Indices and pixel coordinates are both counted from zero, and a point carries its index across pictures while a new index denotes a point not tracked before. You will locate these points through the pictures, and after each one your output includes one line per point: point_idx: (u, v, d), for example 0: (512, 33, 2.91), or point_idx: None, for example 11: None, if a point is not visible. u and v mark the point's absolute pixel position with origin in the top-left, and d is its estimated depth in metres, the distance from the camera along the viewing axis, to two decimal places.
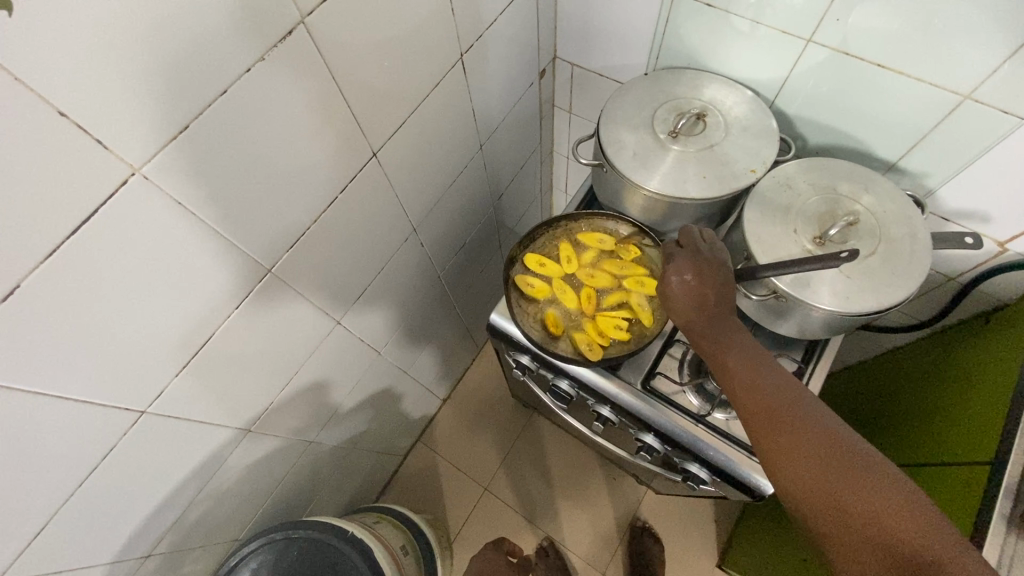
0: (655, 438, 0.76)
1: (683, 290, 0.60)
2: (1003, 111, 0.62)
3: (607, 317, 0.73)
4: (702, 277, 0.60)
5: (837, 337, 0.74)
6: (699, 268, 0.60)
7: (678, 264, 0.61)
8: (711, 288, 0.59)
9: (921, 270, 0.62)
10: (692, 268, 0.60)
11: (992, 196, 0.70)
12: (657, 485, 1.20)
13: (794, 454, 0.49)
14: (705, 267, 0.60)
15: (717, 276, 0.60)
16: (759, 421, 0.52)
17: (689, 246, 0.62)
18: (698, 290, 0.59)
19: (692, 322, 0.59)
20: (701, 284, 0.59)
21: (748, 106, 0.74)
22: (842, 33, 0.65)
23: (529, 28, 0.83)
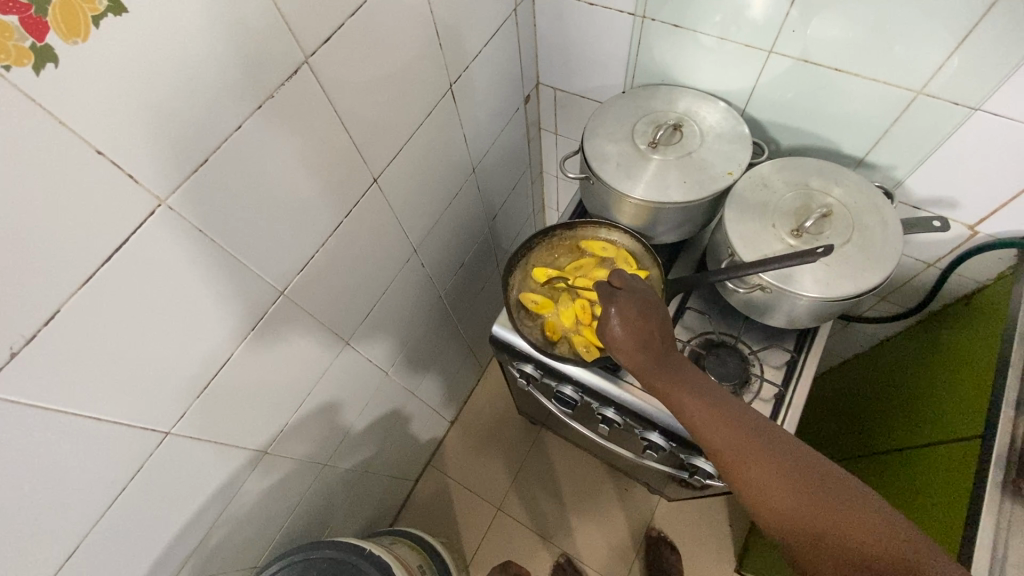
0: (660, 436, 0.78)
1: (632, 335, 0.63)
2: (954, 103, 0.67)
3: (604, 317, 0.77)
4: (642, 316, 0.63)
5: (824, 326, 0.77)
6: (640, 305, 0.64)
7: (623, 308, 0.64)
8: (654, 326, 0.63)
9: (895, 254, 0.65)
10: (634, 310, 0.63)
11: (956, 184, 0.75)
12: (667, 491, 1.21)
13: (753, 477, 0.53)
14: (643, 307, 0.64)
15: (656, 315, 0.64)
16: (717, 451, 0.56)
17: (625, 289, 0.66)
18: (643, 333, 0.62)
19: (642, 363, 0.63)
20: (642, 323, 0.63)
21: (722, 115, 0.79)
22: (799, 42, 0.71)
23: (512, 57, 0.89)
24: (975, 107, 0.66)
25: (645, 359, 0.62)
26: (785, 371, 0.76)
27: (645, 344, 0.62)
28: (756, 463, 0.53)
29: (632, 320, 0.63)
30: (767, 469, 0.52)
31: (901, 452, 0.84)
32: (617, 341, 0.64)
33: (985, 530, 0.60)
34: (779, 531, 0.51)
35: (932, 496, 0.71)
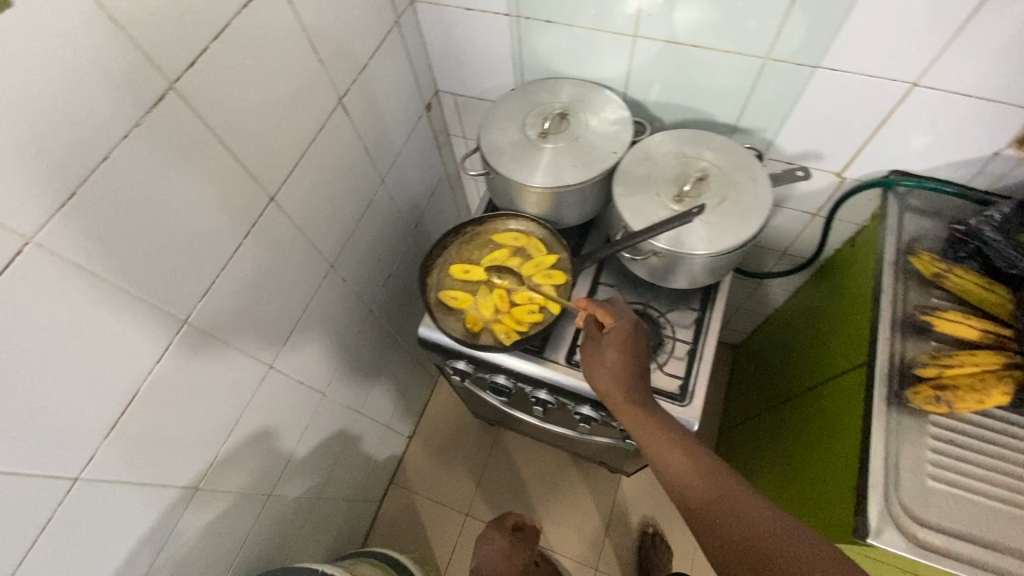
0: (591, 408, 0.81)
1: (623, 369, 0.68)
2: (797, 64, 0.74)
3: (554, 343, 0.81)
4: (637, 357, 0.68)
5: (724, 282, 0.83)
6: (636, 348, 0.68)
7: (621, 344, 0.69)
8: (645, 371, 0.68)
9: (765, 205, 0.71)
10: (632, 348, 0.68)
11: (818, 137, 0.82)
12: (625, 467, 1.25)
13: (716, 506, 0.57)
14: (638, 350, 0.68)
15: (649, 363, 0.68)
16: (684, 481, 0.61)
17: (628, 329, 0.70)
18: (634, 372, 0.68)
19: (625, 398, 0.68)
20: (636, 363, 0.68)
21: (604, 100, 0.84)
22: (658, 25, 0.77)
23: (404, 67, 0.92)
24: (815, 65, 0.73)
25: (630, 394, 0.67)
26: (695, 329, 0.82)
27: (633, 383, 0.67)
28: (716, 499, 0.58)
29: (625, 358, 0.68)
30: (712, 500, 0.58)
31: (812, 389, 0.91)
32: (604, 374, 0.69)
33: (877, 441, 0.65)
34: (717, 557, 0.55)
35: (835, 422, 0.77)
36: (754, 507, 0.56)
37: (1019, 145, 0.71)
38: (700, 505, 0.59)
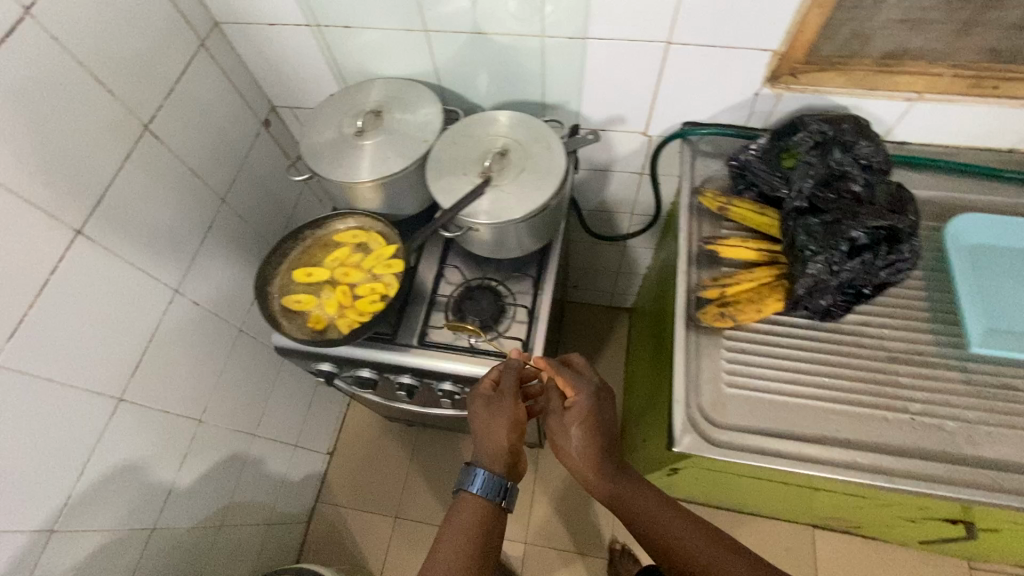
0: (449, 383, 0.86)
1: (584, 441, 0.70)
2: (567, 38, 0.81)
3: (500, 369, 0.76)
4: (591, 424, 0.71)
5: (555, 248, 0.91)
6: (590, 416, 0.71)
7: (574, 420, 0.71)
8: (601, 435, 0.71)
9: (559, 171, 0.78)
10: (584, 420, 0.71)
11: (613, 102, 0.90)
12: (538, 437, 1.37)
13: (677, 542, 0.66)
14: (592, 418, 0.71)
15: (604, 421, 0.72)
16: (653, 529, 0.67)
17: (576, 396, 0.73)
18: (593, 441, 0.70)
19: (589, 465, 0.71)
20: (592, 433, 0.70)
21: (415, 93, 0.89)
22: (441, 18, 0.82)
23: (223, 88, 0.94)
24: (582, 37, 0.80)
25: (594, 462, 0.71)
26: (534, 295, 0.90)
27: (596, 451, 0.70)
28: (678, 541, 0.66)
29: (584, 428, 0.71)
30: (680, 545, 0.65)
31: (661, 331, 0.99)
32: (571, 444, 0.70)
33: (680, 362, 0.73)
34: None
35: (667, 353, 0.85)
36: (713, 542, 0.65)
37: (771, 84, 0.81)
38: (661, 543, 0.67)
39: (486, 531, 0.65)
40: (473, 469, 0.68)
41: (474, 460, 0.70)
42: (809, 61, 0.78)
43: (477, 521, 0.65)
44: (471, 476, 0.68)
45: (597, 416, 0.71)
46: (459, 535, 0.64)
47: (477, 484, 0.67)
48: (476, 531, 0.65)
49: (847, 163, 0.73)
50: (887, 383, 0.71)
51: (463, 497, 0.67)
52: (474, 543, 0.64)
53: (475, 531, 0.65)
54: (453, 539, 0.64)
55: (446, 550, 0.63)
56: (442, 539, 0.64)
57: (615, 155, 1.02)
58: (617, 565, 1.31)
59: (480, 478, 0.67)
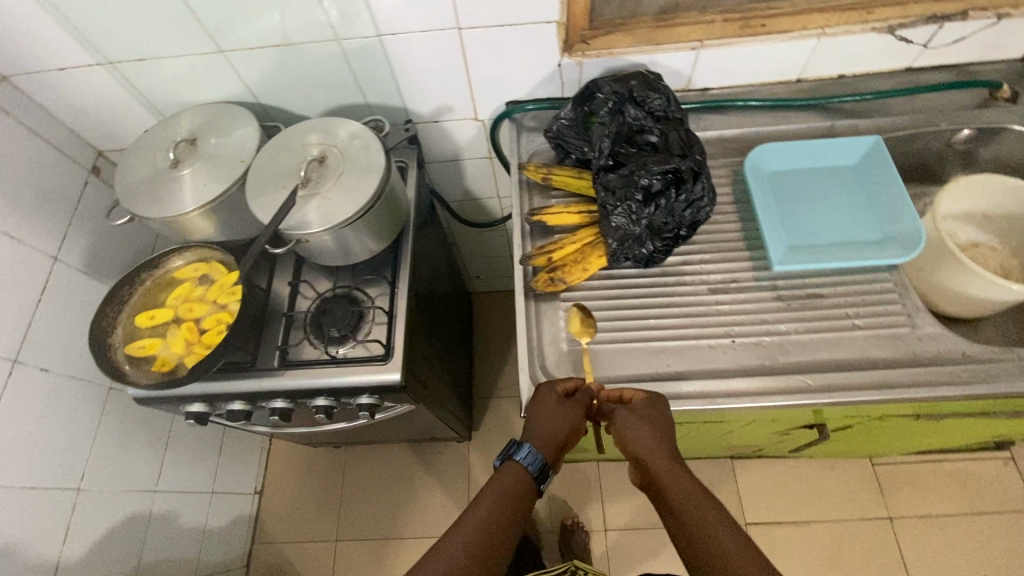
0: (322, 398, 0.85)
1: (644, 432, 0.65)
2: (363, 38, 0.83)
3: (567, 379, 0.71)
4: (654, 422, 0.66)
5: (406, 245, 0.92)
6: (657, 413, 0.66)
7: (644, 415, 0.66)
8: (665, 435, 0.65)
9: (378, 167, 0.79)
10: (648, 416, 0.66)
11: (433, 93, 0.92)
12: (469, 424, 1.44)
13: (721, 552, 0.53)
14: (657, 417, 0.66)
15: (666, 427, 0.66)
16: (698, 534, 0.56)
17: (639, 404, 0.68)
18: (658, 435, 0.65)
19: (644, 455, 0.64)
20: (654, 425, 0.65)
21: (230, 115, 0.88)
22: (235, 38, 0.82)
23: (29, 143, 0.89)
24: (377, 35, 0.82)
25: (651, 453, 0.64)
26: (393, 295, 0.89)
27: (656, 442, 0.64)
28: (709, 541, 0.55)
29: (647, 421, 0.66)
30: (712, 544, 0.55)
31: None
32: (636, 436, 0.65)
33: (522, 332, 0.75)
34: None
35: None
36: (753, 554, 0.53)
37: (568, 54, 0.84)
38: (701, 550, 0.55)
39: (512, 510, 0.61)
40: (522, 442, 0.66)
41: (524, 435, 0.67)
42: (595, 27, 0.82)
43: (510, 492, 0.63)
44: (519, 448, 0.65)
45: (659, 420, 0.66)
46: (495, 501, 0.62)
47: (526, 457, 0.65)
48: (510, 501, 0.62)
49: (642, 118, 0.78)
50: (708, 312, 0.76)
51: (507, 464, 0.65)
52: (505, 513, 0.61)
53: (509, 501, 0.62)
54: (489, 503, 0.61)
55: (479, 511, 0.60)
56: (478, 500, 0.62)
57: (458, 144, 1.04)
58: (572, 543, 1.28)
59: (532, 454, 0.65)
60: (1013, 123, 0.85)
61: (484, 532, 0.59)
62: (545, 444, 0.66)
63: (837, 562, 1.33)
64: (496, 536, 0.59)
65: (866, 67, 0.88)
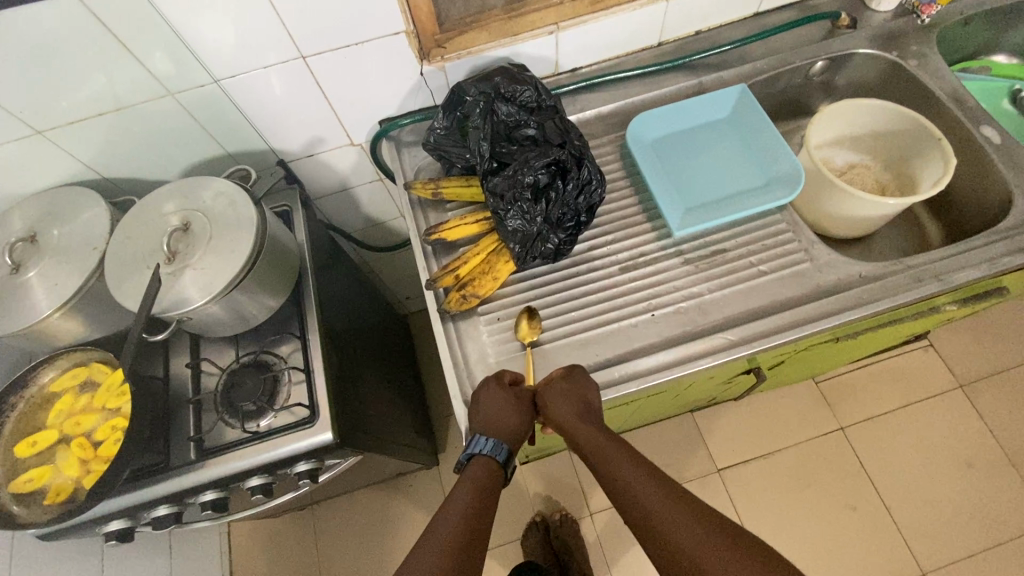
0: (257, 477, 0.77)
1: (568, 404, 0.64)
2: (200, 86, 0.76)
3: (506, 370, 0.69)
4: (576, 394, 0.65)
5: (309, 294, 0.86)
6: (578, 384, 0.66)
7: (567, 388, 0.66)
8: (591, 406, 0.64)
9: (251, 221, 0.73)
10: (570, 387, 0.66)
11: (298, 129, 0.87)
12: (433, 451, 1.39)
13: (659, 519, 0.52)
14: (579, 386, 0.66)
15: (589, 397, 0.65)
16: (632, 503, 0.55)
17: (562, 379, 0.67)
18: (581, 407, 0.64)
19: (571, 426, 0.63)
20: (577, 395, 0.65)
21: (72, 200, 0.78)
22: (52, 114, 0.73)
23: None
24: (217, 79, 0.76)
25: (577, 423, 0.63)
26: (306, 349, 0.83)
27: (580, 413, 0.63)
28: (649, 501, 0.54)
29: (570, 394, 0.65)
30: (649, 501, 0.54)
31: None
32: (560, 410, 0.64)
33: (446, 357, 0.72)
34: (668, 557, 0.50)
35: None
36: (687, 508, 0.52)
37: (427, 62, 0.81)
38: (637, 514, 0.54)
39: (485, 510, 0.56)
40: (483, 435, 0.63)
41: (476, 430, 0.64)
42: (447, 29, 0.79)
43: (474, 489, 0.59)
44: (474, 442, 0.62)
45: (584, 392, 0.65)
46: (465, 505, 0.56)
47: (487, 446, 0.62)
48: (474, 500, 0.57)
49: (516, 114, 0.76)
50: (623, 293, 0.75)
51: (471, 461, 0.62)
52: (476, 516, 0.56)
53: (474, 500, 0.57)
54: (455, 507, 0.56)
55: (448, 518, 0.55)
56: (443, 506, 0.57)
57: (341, 174, 0.98)
58: (564, 537, 1.26)
59: (492, 443, 0.62)
60: (859, 47, 0.89)
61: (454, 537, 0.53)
62: (499, 432, 0.63)
63: (806, 483, 1.40)
64: (467, 539, 0.53)
65: (719, 19, 0.90)
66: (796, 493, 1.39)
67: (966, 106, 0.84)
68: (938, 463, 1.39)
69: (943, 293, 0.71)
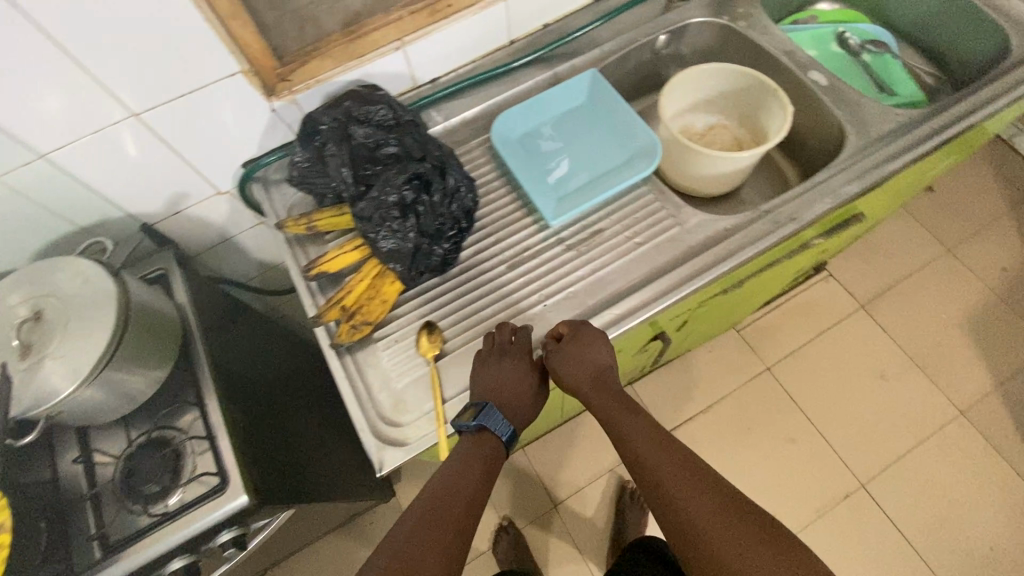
0: (177, 559, 0.73)
1: (576, 372, 0.68)
2: (25, 165, 0.71)
3: (506, 326, 0.71)
4: (584, 360, 0.68)
5: (200, 354, 0.82)
6: (587, 349, 0.68)
7: (575, 355, 0.68)
8: (603, 375, 0.69)
9: (111, 295, 0.69)
10: (574, 352, 0.68)
11: (154, 188, 0.82)
12: (388, 483, 1.35)
13: (670, 492, 0.59)
14: (586, 350, 0.68)
15: (601, 361, 0.68)
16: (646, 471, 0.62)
17: (567, 343, 0.69)
18: (594, 375, 0.68)
19: (589, 396, 0.69)
20: (585, 364, 0.68)
21: None
22: None
23: None
24: (44, 154, 0.71)
25: (593, 394, 0.69)
26: (206, 413, 0.79)
27: (593, 381, 0.68)
28: (663, 472, 0.61)
29: (576, 364, 0.68)
30: (663, 471, 0.61)
31: None
32: (572, 377, 0.68)
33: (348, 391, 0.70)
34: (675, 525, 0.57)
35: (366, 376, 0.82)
36: (698, 481, 0.59)
37: (276, 97, 0.79)
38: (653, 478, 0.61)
39: (472, 482, 0.61)
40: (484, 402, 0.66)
41: (482, 398, 0.66)
42: (288, 63, 0.77)
43: (480, 461, 0.63)
44: (483, 414, 0.64)
45: (591, 353, 0.68)
46: (457, 476, 0.62)
47: (491, 423, 0.64)
48: (472, 471, 0.62)
49: (373, 134, 0.75)
50: (513, 291, 0.76)
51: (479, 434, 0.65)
52: (466, 487, 0.61)
53: (473, 469, 0.62)
54: (447, 481, 0.61)
55: (442, 486, 0.61)
56: (443, 474, 0.61)
57: (217, 224, 0.94)
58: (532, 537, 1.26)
59: (500, 416, 0.66)
60: (693, 17, 0.95)
61: (448, 502, 0.59)
62: (506, 402, 0.67)
63: (748, 427, 1.47)
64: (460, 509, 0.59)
65: (562, 10, 0.93)
66: (741, 439, 1.46)
67: (793, 56, 0.90)
68: (857, 381, 1.50)
69: (801, 231, 0.77)
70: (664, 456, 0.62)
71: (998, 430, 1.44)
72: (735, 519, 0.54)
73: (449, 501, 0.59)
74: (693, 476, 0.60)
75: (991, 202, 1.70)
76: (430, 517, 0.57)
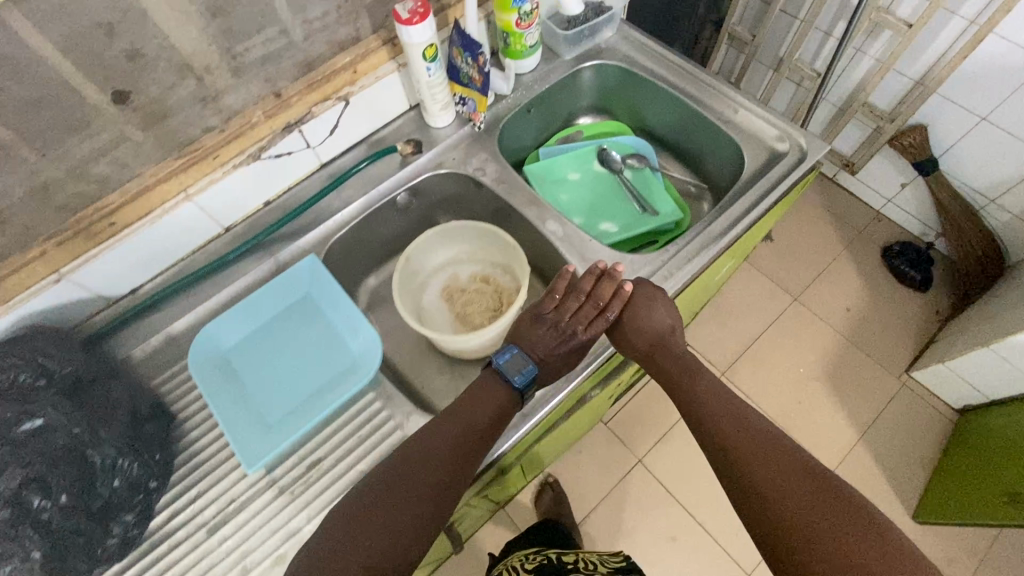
0: None
1: (641, 334, 0.75)
2: None
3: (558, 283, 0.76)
4: (641, 311, 0.74)
5: None
6: (650, 301, 0.74)
7: (646, 294, 0.75)
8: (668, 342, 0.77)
9: None
10: (643, 299, 0.75)
11: None
12: None
13: (743, 446, 0.68)
14: (649, 300, 0.75)
15: (663, 325, 0.75)
16: (713, 422, 0.71)
17: (627, 300, 0.74)
18: (655, 343, 0.76)
19: (650, 353, 0.77)
20: (649, 340, 0.76)
21: None
22: None
23: None
24: None
25: (655, 352, 0.77)
26: None
27: (653, 341, 0.76)
28: (736, 426, 0.70)
29: (639, 328, 0.75)
30: (733, 422, 0.70)
31: None
32: (629, 335, 0.75)
33: None
34: (738, 457, 0.67)
35: None
36: (769, 440, 0.68)
37: None
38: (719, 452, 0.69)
39: (476, 439, 0.66)
40: (517, 350, 0.73)
41: (522, 345, 0.74)
42: None
43: (493, 410, 0.68)
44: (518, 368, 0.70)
45: (650, 314, 0.74)
46: (457, 430, 0.66)
47: (519, 380, 0.70)
48: (478, 418, 0.67)
49: None
50: (211, 566, 0.62)
51: (500, 378, 0.71)
52: (472, 431, 0.66)
53: (485, 423, 0.67)
54: (457, 424, 0.66)
55: (450, 427, 0.66)
56: (475, 405, 0.68)
57: None
58: None
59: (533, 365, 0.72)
60: (425, 173, 0.89)
61: (451, 444, 0.65)
62: (543, 360, 0.73)
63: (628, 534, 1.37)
64: (456, 463, 0.64)
65: (280, 186, 0.84)
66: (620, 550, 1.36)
67: (533, 203, 0.85)
68: None
69: (533, 428, 0.73)
70: (729, 424, 0.70)
71: (870, 484, 1.41)
72: (810, 478, 0.64)
73: (456, 433, 0.66)
74: (766, 436, 0.68)
75: (830, 236, 1.75)
76: (410, 460, 0.63)
